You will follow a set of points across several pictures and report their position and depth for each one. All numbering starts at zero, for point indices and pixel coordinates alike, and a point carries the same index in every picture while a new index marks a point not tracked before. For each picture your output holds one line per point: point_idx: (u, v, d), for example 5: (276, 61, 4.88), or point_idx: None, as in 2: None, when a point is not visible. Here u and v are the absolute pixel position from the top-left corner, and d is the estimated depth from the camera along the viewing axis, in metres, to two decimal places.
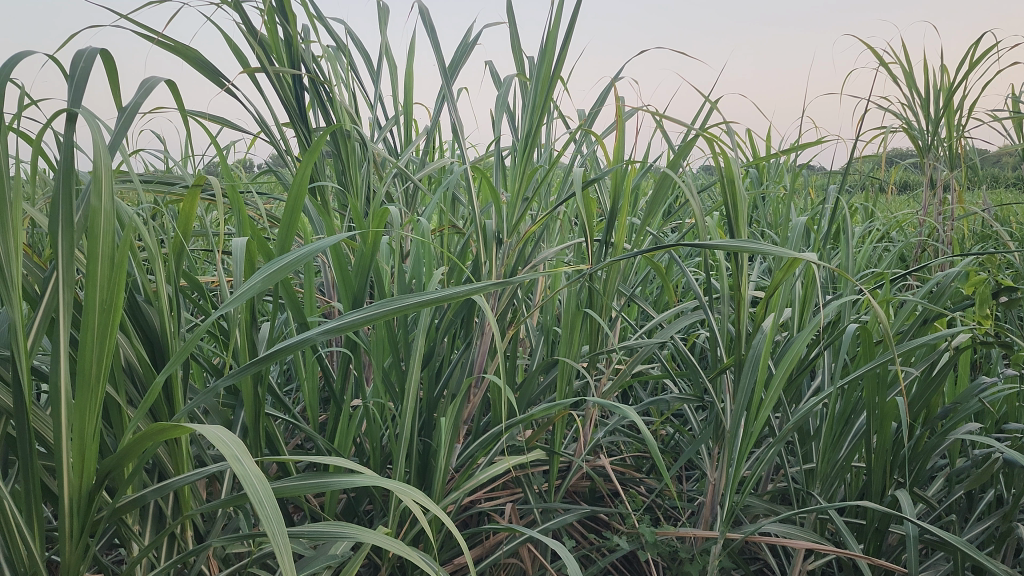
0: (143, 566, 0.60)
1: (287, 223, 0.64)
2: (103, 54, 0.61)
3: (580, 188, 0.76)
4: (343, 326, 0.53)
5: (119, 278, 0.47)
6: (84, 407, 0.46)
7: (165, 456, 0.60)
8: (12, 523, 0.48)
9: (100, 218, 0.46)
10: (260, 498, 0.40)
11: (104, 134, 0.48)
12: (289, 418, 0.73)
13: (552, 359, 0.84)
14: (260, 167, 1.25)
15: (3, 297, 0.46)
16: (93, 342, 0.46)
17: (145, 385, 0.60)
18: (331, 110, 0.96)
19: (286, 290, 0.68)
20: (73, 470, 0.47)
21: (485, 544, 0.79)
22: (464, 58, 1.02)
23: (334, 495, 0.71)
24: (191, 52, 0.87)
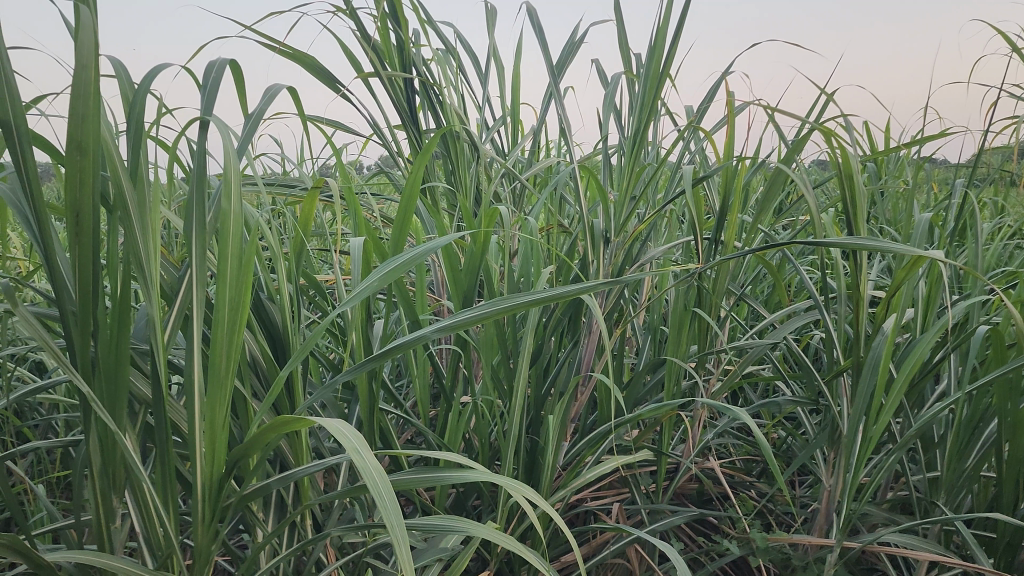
0: (267, 552, 0.63)
1: (400, 223, 0.66)
2: (231, 65, 0.64)
3: (690, 185, 0.75)
4: (456, 325, 0.54)
5: (246, 278, 0.50)
6: (215, 399, 0.49)
7: (287, 448, 0.63)
8: (151, 507, 0.51)
9: (230, 220, 0.49)
10: (380, 492, 0.41)
11: (232, 141, 0.51)
12: (401, 414, 0.75)
13: (660, 359, 0.83)
14: (372, 169, 1.28)
15: (144, 294, 0.49)
16: (223, 338, 0.49)
17: (268, 379, 0.63)
18: (441, 112, 0.98)
19: (399, 289, 0.70)
20: (205, 459, 0.50)
21: (592, 543, 0.79)
22: (570, 57, 1.01)
23: (444, 490, 0.73)
24: (309, 59, 0.90)
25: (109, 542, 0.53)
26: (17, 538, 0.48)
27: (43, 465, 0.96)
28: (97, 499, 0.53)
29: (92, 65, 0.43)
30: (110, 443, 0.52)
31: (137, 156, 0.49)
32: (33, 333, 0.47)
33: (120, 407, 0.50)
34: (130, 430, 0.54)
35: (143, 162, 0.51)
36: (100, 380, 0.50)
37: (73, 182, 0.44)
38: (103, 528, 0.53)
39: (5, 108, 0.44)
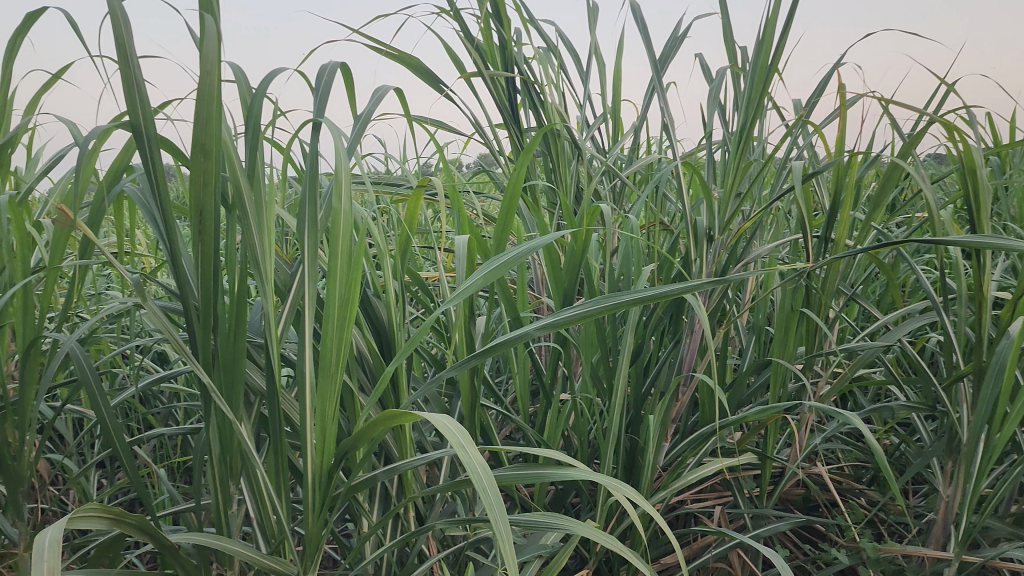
0: (372, 542, 0.65)
1: (503, 221, 0.67)
2: (342, 67, 0.66)
3: (799, 181, 0.72)
4: (558, 323, 0.54)
5: (355, 276, 0.51)
6: (325, 392, 0.51)
7: (392, 441, 0.65)
8: (265, 495, 0.53)
9: (340, 218, 0.50)
10: (484, 486, 0.42)
11: (343, 141, 0.52)
12: (501, 410, 0.76)
13: (765, 360, 0.81)
14: (472, 168, 1.30)
15: (260, 290, 0.51)
16: (333, 333, 0.51)
17: (375, 373, 0.64)
18: (543, 110, 0.98)
19: (501, 287, 0.71)
20: (316, 449, 0.52)
21: (694, 546, 0.78)
22: (674, 52, 1.00)
23: (543, 486, 0.73)
24: (413, 60, 0.91)
25: (226, 526, 0.56)
26: (145, 518, 0.50)
27: (165, 450, 1.01)
28: (216, 484, 0.56)
29: (214, 71, 0.45)
30: (227, 432, 0.55)
31: (254, 157, 0.51)
32: (159, 326, 0.50)
33: (237, 398, 0.52)
34: (246, 419, 0.57)
35: (259, 162, 0.53)
36: (219, 372, 0.52)
37: (197, 183, 0.46)
38: (221, 512, 0.56)
39: (136, 114, 0.47)
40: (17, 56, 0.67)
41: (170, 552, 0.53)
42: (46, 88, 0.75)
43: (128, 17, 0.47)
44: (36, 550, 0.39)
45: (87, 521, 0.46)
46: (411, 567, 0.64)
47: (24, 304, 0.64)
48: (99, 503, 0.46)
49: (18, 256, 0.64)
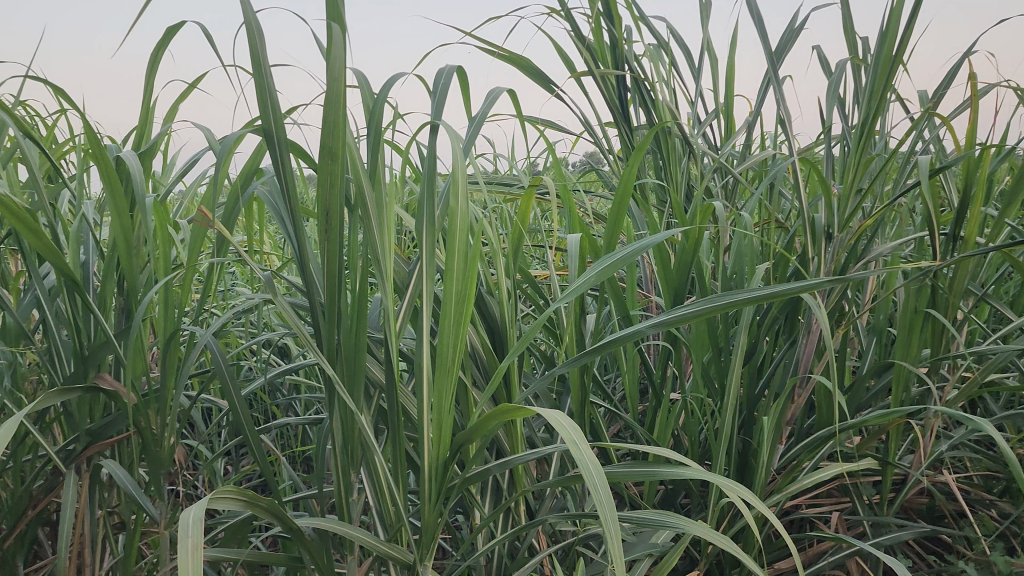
0: (484, 535, 0.66)
1: (615, 220, 0.67)
2: (458, 71, 0.68)
3: (925, 176, 0.69)
4: (670, 322, 0.54)
5: (471, 274, 0.53)
6: (441, 386, 0.53)
7: (504, 436, 0.66)
8: (385, 484, 0.55)
9: (457, 217, 0.52)
10: (596, 484, 0.42)
11: (459, 142, 0.54)
12: (610, 408, 0.76)
13: (886, 362, 0.78)
14: (580, 167, 1.30)
15: (380, 286, 0.53)
16: (449, 328, 0.52)
17: (488, 369, 0.66)
18: (653, 108, 0.97)
19: (612, 285, 0.71)
20: (432, 442, 0.54)
21: (810, 552, 0.76)
22: (790, 46, 0.97)
23: (653, 486, 0.73)
24: (524, 61, 0.92)
25: (348, 513, 0.59)
26: (275, 502, 0.53)
27: (288, 439, 1.06)
28: (338, 472, 0.58)
29: (339, 77, 0.47)
30: (349, 422, 0.57)
31: (376, 159, 0.54)
32: (289, 321, 0.53)
33: (359, 390, 0.54)
34: (366, 411, 0.59)
35: (380, 164, 0.55)
36: (342, 364, 0.55)
37: (325, 184, 0.49)
38: (343, 499, 0.58)
39: (269, 120, 0.50)
40: (159, 67, 0.72)
41: (297, 536, 0.56)
42: (184, 97, 0.80)
43: (262, 29, 0.50)
44: (180, 528, 0.42)
45: (224, 503, 0.49)
46: (521, 561, 0.65)
47: (165, 299, 0.68)
48: (235, 486, 0.49)
49: (160, 254, 0.69)
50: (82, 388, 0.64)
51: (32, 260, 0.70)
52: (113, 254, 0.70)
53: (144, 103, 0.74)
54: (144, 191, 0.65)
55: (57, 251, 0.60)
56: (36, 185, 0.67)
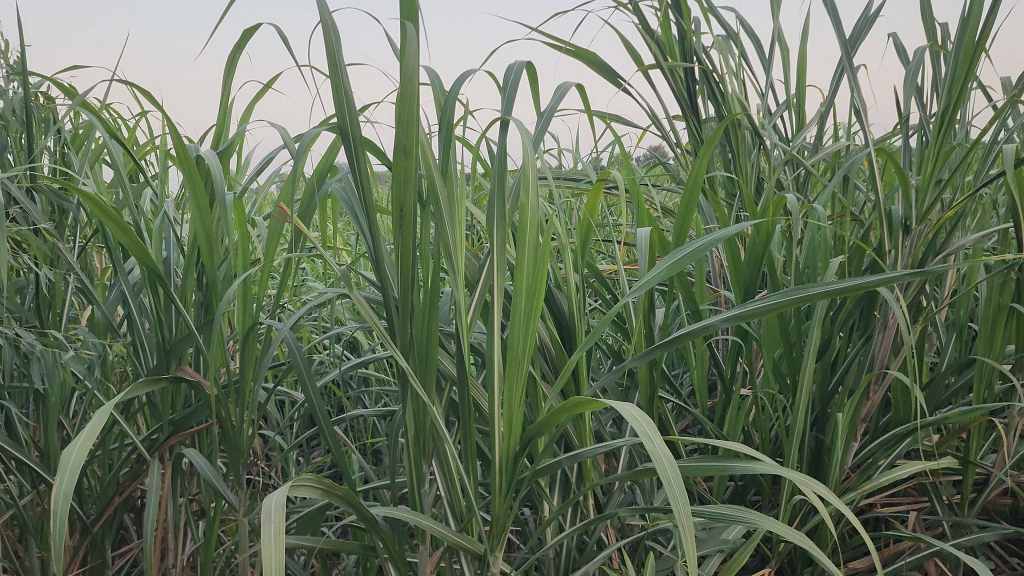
0: (552, 528, 0.66)
1: (685, 214, 0.67)
2: (527, 66, 0.68)
3: (1010, 166, 0.67)
4: (743, 316, 0.53)
5: (541, 269, 0.53)
6: (512, 379, 0.53)
7: (573, 430, 0.66)
8: (456, 475, 0.56)
9: (527, 212, 0.52)
10: (670, 475, 0.42)
11: (529, 138, 0.54)
12: (679, 403, 0.76)
13: (967, 359, 0.76)
14: (647, 160, 1.29)
15: (452, 281, 0.54)
16: (520, 321, 0.53)
17: (557, 364, 0.66)
18: (723, 100, 0.96)
19: (681, 279, 0.70)
20: (504, 434, 0.54)
21: (886, 551, 0.74)
22: (864, 34, 0.95)
23: (723, 481, 0.73)
24: (590, 55, 0.91)
25: (420, 504, 0.60)
26: (350, 491, 0.55)
27: (358, 431, 1.09)
28: (411, 463, 0.59)
29: (412, 76, 0.48)
30: (422, 414, 0.58)
31: (447, 155, 0.55)
32: (364, 314, 0.55)
33: (431, 382, 0.56)
34: (437, 403, 0.60)
35: (452, 160, 0.56)
36: (415, 357, 0.56)
37: (400, 180, 0.50)
38: (415, 490, 0.60)
39: (345, 119, 0.51)
40: (237, 69, 0.74)
41: (372, 524, 0.58)
42: (259, 98, 0.83)
43: (338, 30, 0.51)
44: (265, 513, 0.44)
45: (302, 490, 0.51)
46: (591, 554, 0.65)
47: (244, 294, 0.71)
48: (313, 475, 0.51)
49: (239, 250, 0.71)
50: (167, 378, 0.66)
51: (118, 256, 0.73)
52: (194, 251, 0.73)
53: (222, 104, 0.76)
54: (223, 189, 0.67)
55: (142, 246, 0.63)
56: (123, 185, 0.70)
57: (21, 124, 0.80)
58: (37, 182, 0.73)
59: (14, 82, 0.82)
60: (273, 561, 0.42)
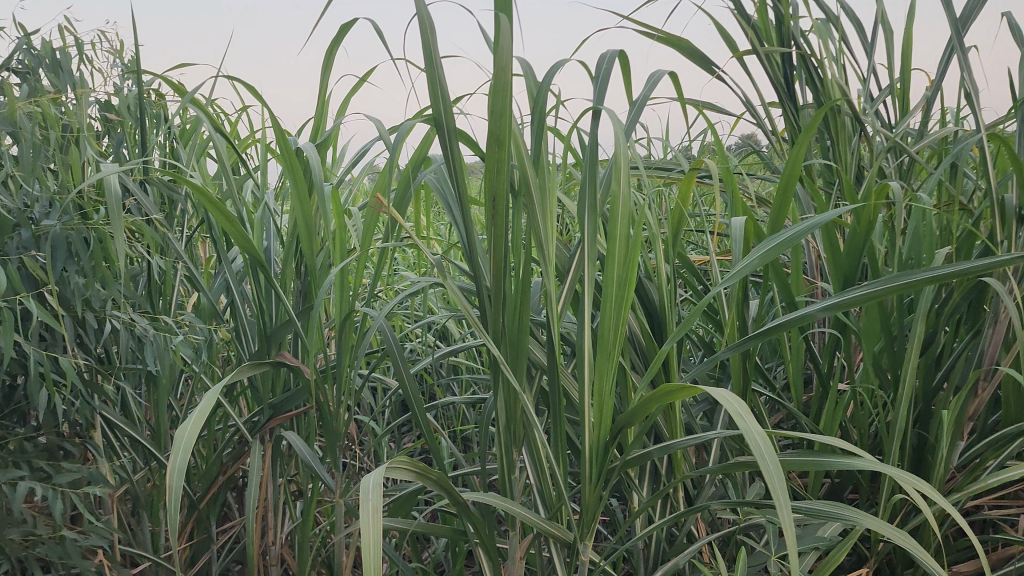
0: (642, 519, 0.66)
1: (781, 203, 0.65)
2: (619, 55, 0.68)
3: None
4: (841, 304, 0.52)
5: (633, 259, 0.53)
6: (601, 368, 0.53)
7: (663, 422, 0.66)
8: (547, 464, 0.57)
9: (619, 201, 0.52)
10: (763, 453, 0.43)
11: (621, 126, 0.54)
12: (773, 396, 0.74)
13: None
14: (741, 149, 1.27)
15: (543, 270, 0.54)
16: (611, 311, 0.53)
17: (647, 355, 0.66)
18: (821, 86, 0.93)
19: (776, 270, 0.69)
20: (594, 424, 0.55)
21: (994, 556, 0.71)
22: (976, 13, 0.90)
23: (819, 478, 0.71)
24: (681, 40, 0.85)
25: (511, 491, 0.61)
26: (443, 475, 0.57)
27: (449, 418, 1.10)
28: (501, 451, 0.60)
29: (504, 67, 0.49)
30: (512, 402, 0.59)
31: (539, 145, 0.55)
32: (457, 303, 0.56)
33: (522, 370, 0.56)
34: (528, 392, 0.61)
35: (544, 150, 0.56)
36: (506, 345, 0.57)
37: (493, 170, 0.51)
38: (505, 477, 0.60)
39: (439, 110, 0.52)
40: (334, 63, 0.76)
41: (463, 509, 0.59)
42: (355, 92, 0.85)
43: (433, 23, 0.52)
44: (362, 493, 0.46)
45: (398, 472, 0.53)
46: (680, 547, 0.64)
47: (341, 283, 0.73)
48: (407, 458, 0.53)
49: (335, 239, 0.73)
50: (268, 363, 0.69)
51: (223, 246, 0.76)
52: (293, 241, 0.75)
53: (319, 97, 0.78)
54: (321, 180, 0.69)
55: (243, 233, 0.66)
56: (227, 177, 0.73)
57: (134, 120, 0.84)
58: (148, 175, 0.77)
59: (128, 80, 0.86)
60: (371, 542, 0.44)
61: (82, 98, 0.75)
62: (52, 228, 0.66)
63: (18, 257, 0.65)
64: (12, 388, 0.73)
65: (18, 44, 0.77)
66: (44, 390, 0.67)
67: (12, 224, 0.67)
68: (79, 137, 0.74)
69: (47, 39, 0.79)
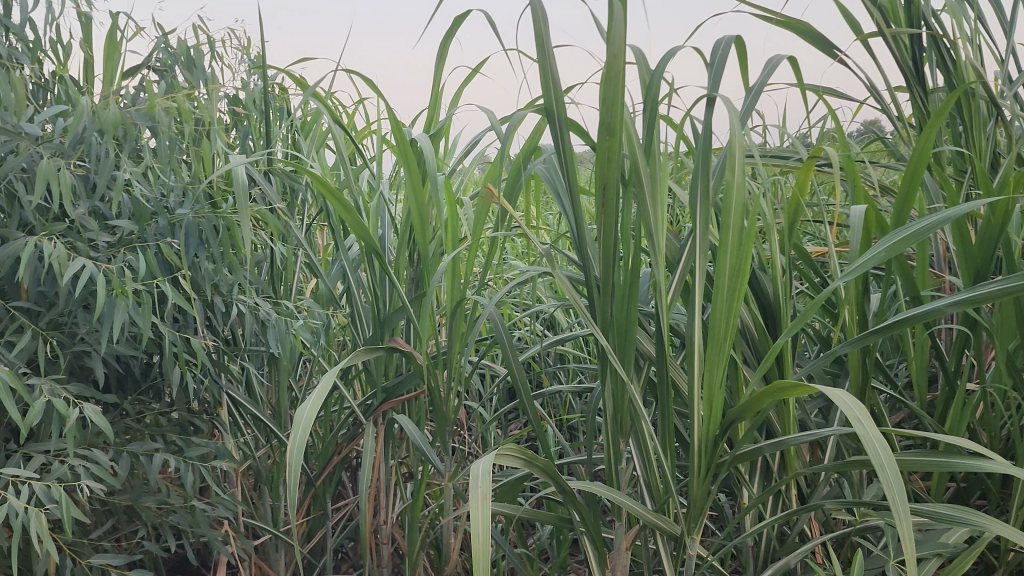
0: (751, 516, 0.65)
1: (907, 193, 0.62)
2: (736, 41, 0.66)
3: None
4: (975, 301, 0.50)
5: (746, 249, 0.52)
6: (711, 361, 0.53)
7: (776, 417, 0.64)
8: (654, 456, 0.57)
9: (733, 191, 0.51)
10: (882, 462, 0.42)
11: (737, 114, 0.53)
12: (895, 394, 0.71)
13: None
14: (863, 135, 1.21)
15: (653, 261, 0.54)
16: (722, 303, 0.52)
17: (759, 348, 0.64)
18: (954, 68, 0.88)
19: (900, 262, 0.66)
20: (703, 417, 0.54)
21: None
22: None
23: (943, 481, 0.67)
24: (802, 24, 0.79)
25: (617, 481, 0.61)
26: (549, 463, 0.57)
27: (555, 407, 1.11)
28: (608, 440, 0.60)
29: (616, 55, 0.49)
30: (620, 393, 0.59)
31: (651, 134, 0.55)
32: (566, 292, 0.56)
33: (629, 360, 0.56)
34: (636, 382, 0.61)
35: (656, 138, 0.56)
36: (614, 335, 0.57)
37: (603, 159, 0.51)
38: (612, 467, 0.60)
39: (551, 100, 0.53)
40: (447, 55, 0.78)
41: (569, 497, 0.59)
42: (467, 83, 0.86)
43: (546, 13, 0.53)
44: (472, 479, 0.47)
45: (506, 459, 0.54)
46: (791, 546, 0.63)
47: (453, 272, 0.74)
48: (515, 445, 0.54)
49: (447, 229, 0.75)
50: (383, 348, 0.71)
51: (340, 234, 0.78)
52: (406, 229, 0.77)
53: (433, 89, 0.80)
54: (435, 170, 0.70)
55: (360, 221, 0.68)
56: (346, 167, 0.76)
57: (260, 113, 0.88)
58: (272, 166, 0.81)
59: (254, 76, 0.90)
60: (482, 536, 0.46)
61: (213, 94, 0.80)
62: (186, 216, 0.70)
63: (155, 244, 0.69)
64: (149, 366, 0.78)
65: (157, 43, 0.82)
66: (177, 368, 0.71)
67: (150, 212, 0.72)
68: (210, 130, 0.79)
69: (183, 38, 0.84)
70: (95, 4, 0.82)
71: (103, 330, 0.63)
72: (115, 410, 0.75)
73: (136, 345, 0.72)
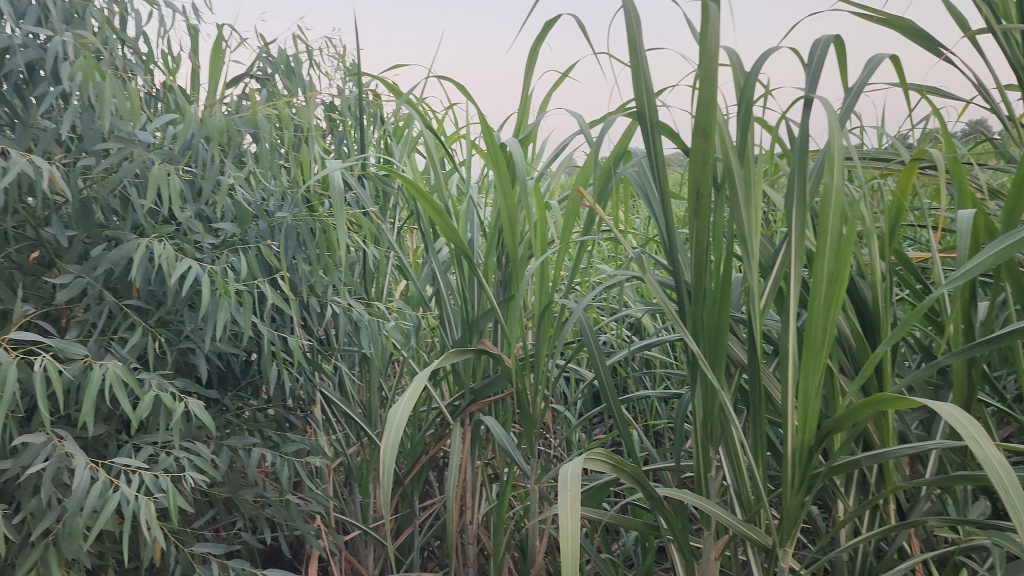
0: (847, 530, 0.63)
1: (1020, 196, 0.59)
2: (835, 40, 0.64)
3: None
4: None
5: (845, 255, 0.50)
6: (807, 369, 0.51)
7: (874, 429, 0.62)
8: (746, 465, 0.55)
9: (831, 195, 0.50)
10: (1006, 484, 0.40)
11: (836, 117, 0.52)
12: (1005, 408, 0.68)
13: None
14: (969, 135, 1.15)
15: (746, 266, 0.53)
16: (819, 310, 0.51)
17: (857, 356, 0.62)
18: None
19: (1011, 270, 0.63)
20: (799, 426, 0.53)
21: None
22: None
23: None
24: (904, 21, 0.74)
25: (707, 489, 0.60)
26: (638, 469, 0.57)
27: (641, 412, 1.10)
28: (698, 448, 0.59)
29: (711, 58, 0.48)
30: (710, 400, 0.58)
31: (745, 136, 0.54)
32: (656, 296, 0.56)
33: (721, 366, 0.55)
34: (727, 389, 0.60)
35: (750, 142, 0.55)
36: (705, 341, 0.56)
37: (696, 163, 0.51)
38: (702, 475, 0.60)
39: (643, 103, 0.53)
40: (537, 60, 0.78)
41: (657, 504, 0.59)
42: (557, 86, 0.86)
43: (639, 16, 0.52)
44: (561, 482, 0.48)
45: (595, 463, 0.54)
46: (889, 563, 0.61)
47: (542, 276, 0.75)
48: (604, 450, 0.54)
49: (536, 232, 0.75)
50: (472, 350, 0.72)
51: (430, 237, 0.80)
52: (495, 233, 0.78)
53: (523, 93, 0.80)
54: (525, 174, 0.71)
55: (450, 225, 0.69)
56: (436, 171, 0.77)
57: (354, 119, 0.91)
58: (366, 171, 0.83)
59: (349, 82, 0.93)
60: (571, 539, 0.46)
61: (311, 100, 0.82)
62: (285, 220, 0.72)
63: (256, 246, 0.72)
64: (248, 363, 0.81)
65: (259, 53, 0.85)
66: (275, 366, 0.74)
67: (252, 215, 0.75)
68: (308, 136, 0.81)
69: (283, 47, 0.87)
70: (202, 17, 0.86)
71: (207, 328, 0.66)
72: (217, 406, 0.78)
73: (237, 343, 0.75)
